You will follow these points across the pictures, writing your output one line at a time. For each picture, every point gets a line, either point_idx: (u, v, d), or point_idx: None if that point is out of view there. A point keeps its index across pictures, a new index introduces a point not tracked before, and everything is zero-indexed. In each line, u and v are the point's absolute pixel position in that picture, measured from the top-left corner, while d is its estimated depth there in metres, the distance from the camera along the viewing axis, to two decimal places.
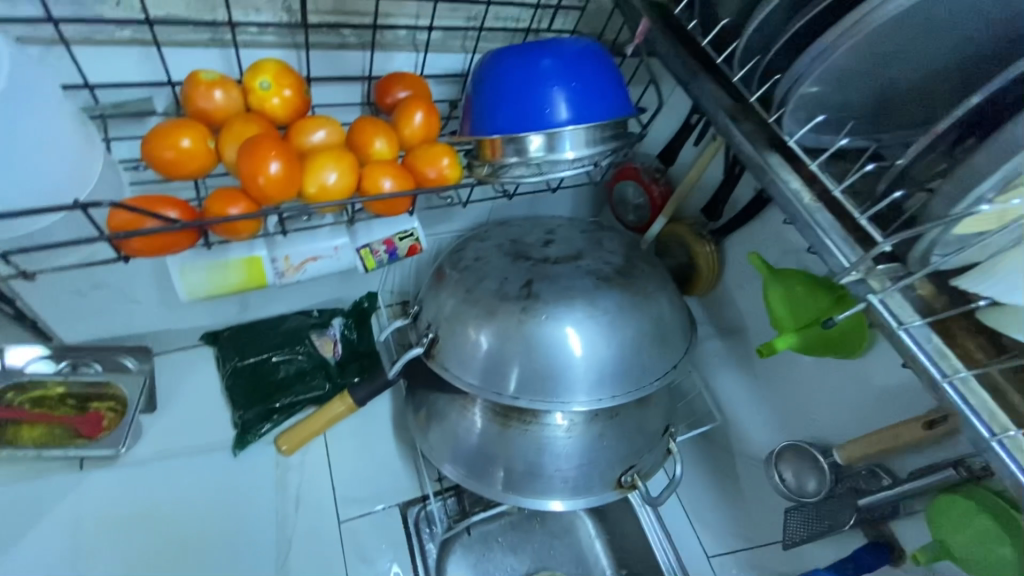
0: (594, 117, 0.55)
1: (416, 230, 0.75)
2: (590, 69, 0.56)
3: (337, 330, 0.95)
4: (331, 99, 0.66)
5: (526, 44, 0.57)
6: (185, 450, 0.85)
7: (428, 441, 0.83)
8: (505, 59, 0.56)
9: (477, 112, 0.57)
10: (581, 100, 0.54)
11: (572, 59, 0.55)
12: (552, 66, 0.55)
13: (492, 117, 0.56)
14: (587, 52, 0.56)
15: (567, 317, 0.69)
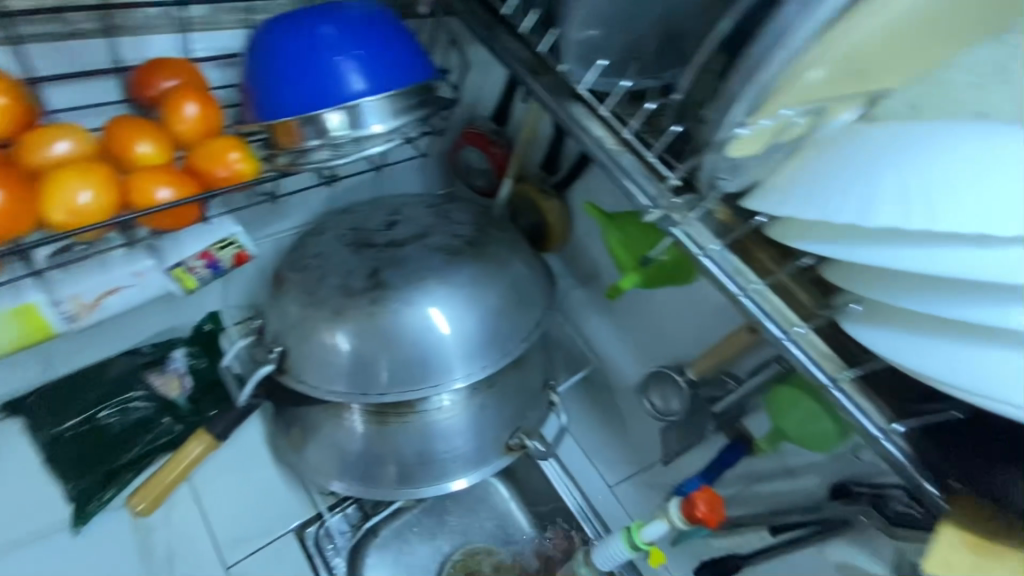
0: (391, 84, 0.50)
1: (237, 235, 0.67)
2: (379, 33, 0.51)
3: (180, 361, 0.83)
4: (78, 101, 0.54)
5: (300, 12, 0.50)
6: (10, 544, 0.72)
7: (308, 459, 0.77)
8: (278, 34, 0.49)
9: (261, 95, 0.50)
10: (373, 66, 0.49)
11: (354, 24, 0.50)
12: (333, 33, 0.49)
13: (278, 99, 0.49)
14: (373, 16, 0.52)
15: (423, 299, 0.66)
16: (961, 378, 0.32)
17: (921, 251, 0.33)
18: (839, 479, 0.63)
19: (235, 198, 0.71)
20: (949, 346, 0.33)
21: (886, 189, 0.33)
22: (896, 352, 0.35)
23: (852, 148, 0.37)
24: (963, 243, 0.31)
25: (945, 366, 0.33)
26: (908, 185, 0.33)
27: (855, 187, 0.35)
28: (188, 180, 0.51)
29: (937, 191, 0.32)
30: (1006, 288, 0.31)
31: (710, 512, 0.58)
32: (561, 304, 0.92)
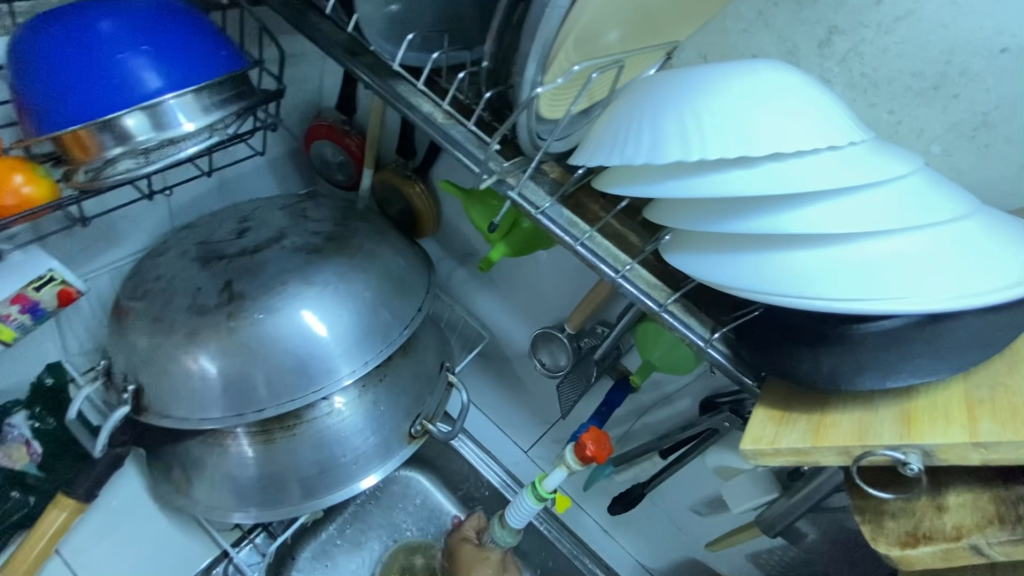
0: (195, 77, 0.46)
1: (56, 270, 0.60)
2: (170, 27, 0.47)
3: (22, 427, 0.72)
4: None
5: (70, 8, 0.45)
6: None
7: (196, 499, 0.71)
8: (43, 36, 0.44)
9: (37, 106, 0.44)
10: (169, 62, 0.46)
11: (140, 19, 0.46)
12: (114, 30, 0.45)
13: (57, 107, 0.44)
14: (162, 10, 0.48)
15: (289, 304, 0.63)
16: (751, 282, 0.36)
17: (703, 178, 0.36)
18: (705, 395, 0.70)
19: (47, 230, 0.63)
20: (740, 257, 0.37)
21: (669, 130, 0.37)
22: (700, 271, 0.39)
23: (639, 101, 0.41)
24: (731, 167, 0.36)
25: (738, 275, 0.37)
26: (683, 122, 0.37)
27: (644, 131, 0.38)
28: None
29: (707, 125, 0.36)
30: (773, 199, 0.36)
31: (598, 449, 0.62)
32: (446, 286, 0.92)
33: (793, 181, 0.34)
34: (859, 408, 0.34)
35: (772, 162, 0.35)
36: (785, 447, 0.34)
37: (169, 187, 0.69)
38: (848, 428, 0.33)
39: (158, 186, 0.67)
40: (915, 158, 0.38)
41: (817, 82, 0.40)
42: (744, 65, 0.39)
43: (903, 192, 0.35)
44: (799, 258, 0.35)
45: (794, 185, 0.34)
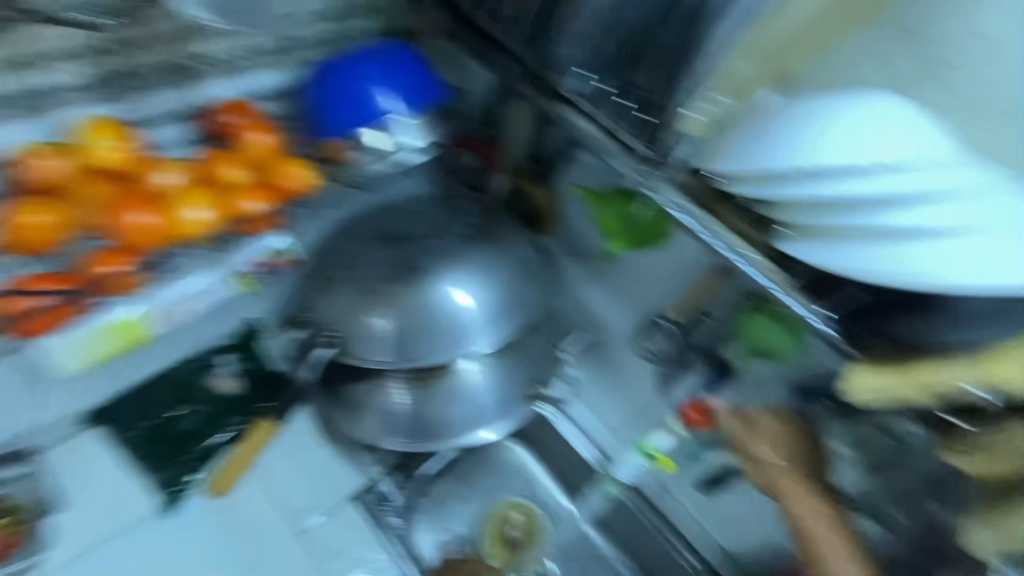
0: (422, 103, 0.79)
1: (290, 246, 0.81)
2: (406, 66, 0.78)
3: (231, 364, 0.95)
4: (170, 140, 0.78)
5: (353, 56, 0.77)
6: (114, 531, 0.83)
7: (360, 429, 0.88)
8: (342, 75, 0.77)
9: (336, 119, 0.77)
10: (409, 92, 0.78)
11: (391, 61, 0.77)
12: (377, 70, 0.77)
13: (347, 120, 0.77)
14: (398, 53, 0.78)
15: (446, 280, 0.79)
16: (855, 263, 0.47)
17: (821, 184, 0.48)
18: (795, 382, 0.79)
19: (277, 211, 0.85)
20: (848, 246, 0.48)
21: (794, 147, 0.48)
22: (813, 257, 0.50)
23: (774, 123, 0.51)
24: (845, 175, 0.46)
25: (843, 260, 0.48)
26: (806, 137, 0.48)
27: (773, 147, 0.50)
28: (270, 189, 0.78)
29: (827, 142, 0.47)
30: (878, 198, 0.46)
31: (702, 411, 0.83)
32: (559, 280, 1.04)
33: (895, 187, 0.45)
34: (937, 358, 0.49)
35: (880, 171, 0.45)
36: (886, 388, 0.51)
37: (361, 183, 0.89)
38: (930, 376, 0.49)
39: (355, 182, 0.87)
40: (1005, 171, 0.46)
41: (917, 105, 0.49)
42: (861, 94, 0.49)
43: (987, 197, 0.45)
44: (897, 247, 0.46)
45: (895, 189, 0.45)
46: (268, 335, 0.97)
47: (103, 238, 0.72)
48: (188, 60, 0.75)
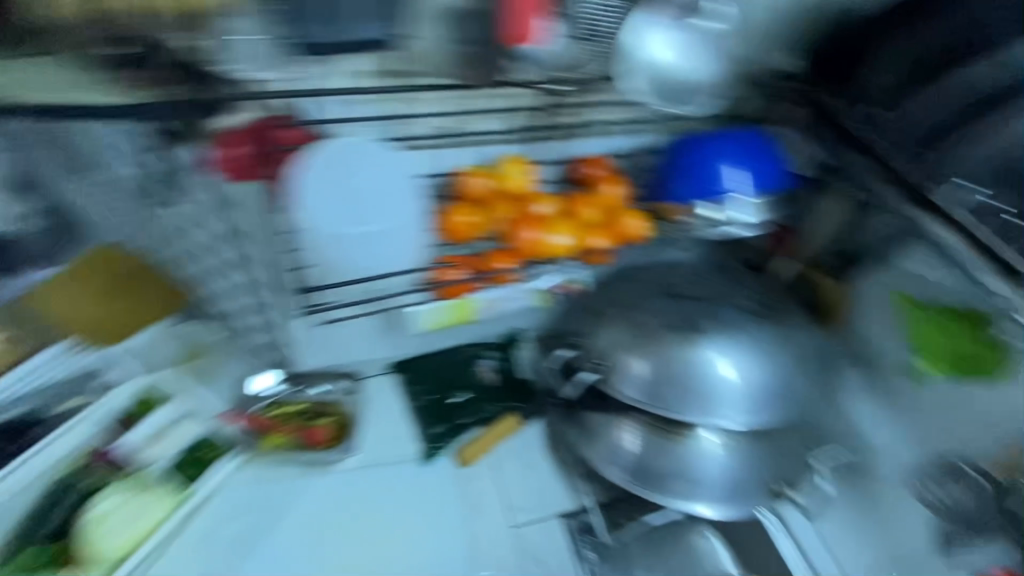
0: (767, 187, 0.88)
1: (585, 276, 0.98)
2: (763, 155, 0.88)
3: (489, 361, 1.12)
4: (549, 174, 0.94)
5: (715, 137, 0.89)
6: (385, 461, 1.00)
7: (589, 455, 0.91)
8: (704, 151, 0.88)
9: (681, 188, 0.89)
10: (759, 177, 0.87)
11: (749, 149, 0.87)
12: (736, 155, 0.87)
13: (692, 191, 0.88)
14: (758, 142, 0.88)
15: (709, 343, 0.83)
16: None
17: None
18: None
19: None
20: None
21: None
22: None
23: None
24: None
25: None
26: None
27: None
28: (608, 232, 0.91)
29: None
30: None
31: None
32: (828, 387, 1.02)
33: None
34: None
35: None
36: None
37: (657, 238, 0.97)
38: None
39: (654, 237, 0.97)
40: None
41: None
42: None
43: None
44: None
45: None
46: (528, 347, 1.14)
47: (497, 242, 0.93)
48: (576, 121, 0.91)
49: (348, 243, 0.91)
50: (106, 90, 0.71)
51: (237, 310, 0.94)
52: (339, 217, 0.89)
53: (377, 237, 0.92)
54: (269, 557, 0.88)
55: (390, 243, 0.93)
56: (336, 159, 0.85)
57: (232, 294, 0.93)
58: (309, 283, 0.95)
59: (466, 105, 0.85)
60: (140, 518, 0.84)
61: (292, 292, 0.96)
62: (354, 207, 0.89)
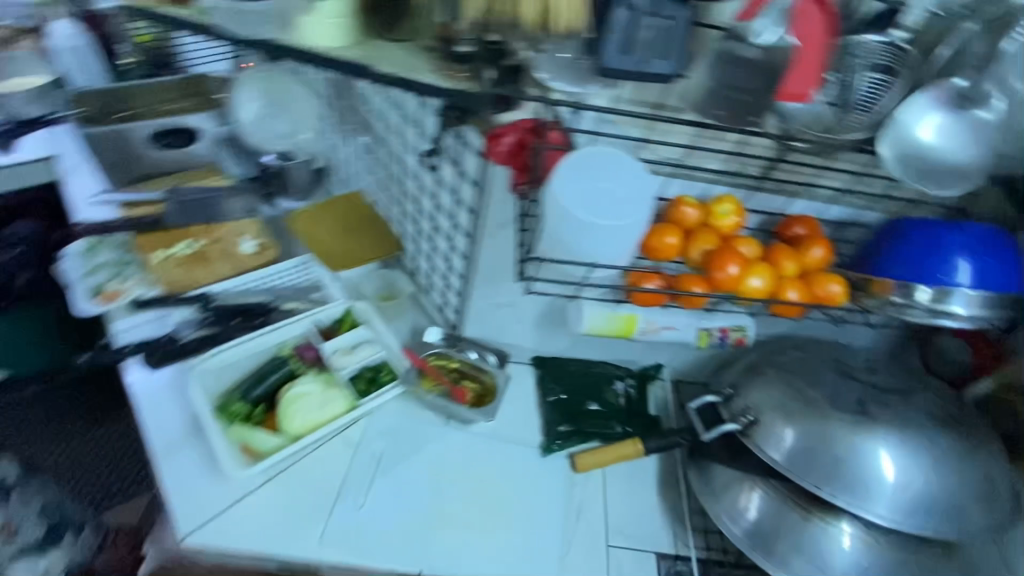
0: (995, 284, 0.72)
1: (748, 326, 0.94)
2: (996, 249, 0.73)
3: (623, 385, 1.17)
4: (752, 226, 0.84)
5: (935, 220, 0.76)
6: (511, 440, 1.09)
7: (714, 506, 0.90)
8: (917, 228, 0.76)
9: (883, 261, 0.77)
10: (982, 270, 0.71)
11: (979, 239, 0.73)
12: (963, 240, 0.72)
13: (895, 268, 0.75)
14: (992, 236, 0.73)
15: (880, 437, 0.79)
16: None
17: None
18: None
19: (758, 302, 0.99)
20: None
21: None
22: None
23: None
24: None
25: None
26: None
27: None
28: (802, 288, 0.73)
29: None
30: None
31: None
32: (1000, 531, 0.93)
33: None
34: None
35: None
36: None
37: (841, 315, 0.94)
38: None
39: (839, 314, 0.94)
40: None
41: None
42: None
43: None
44: None
45: None
46: (660, 385, 1.20)
47: (687, 267, 0.75)
48: (800, 184, 0.80)
49: (559, 229, 0.61)
50: (435, 71, 0.67)
51: (437, 270, 1.13)
52: (584, 201, 0.59)
53: (617, 232, 0.60)
54: (401, 484, 1.01)
55: (602, 248, 0.62)
56: (598, 153, 0.60)
57: (437, 257, 1.11)
58: (480, 266, 1.01)
59: (712, 135, 0.74)
60: (325, 412, 1.00)
61: (471, 275, 1.04)
62: (591, 191, 0.60)
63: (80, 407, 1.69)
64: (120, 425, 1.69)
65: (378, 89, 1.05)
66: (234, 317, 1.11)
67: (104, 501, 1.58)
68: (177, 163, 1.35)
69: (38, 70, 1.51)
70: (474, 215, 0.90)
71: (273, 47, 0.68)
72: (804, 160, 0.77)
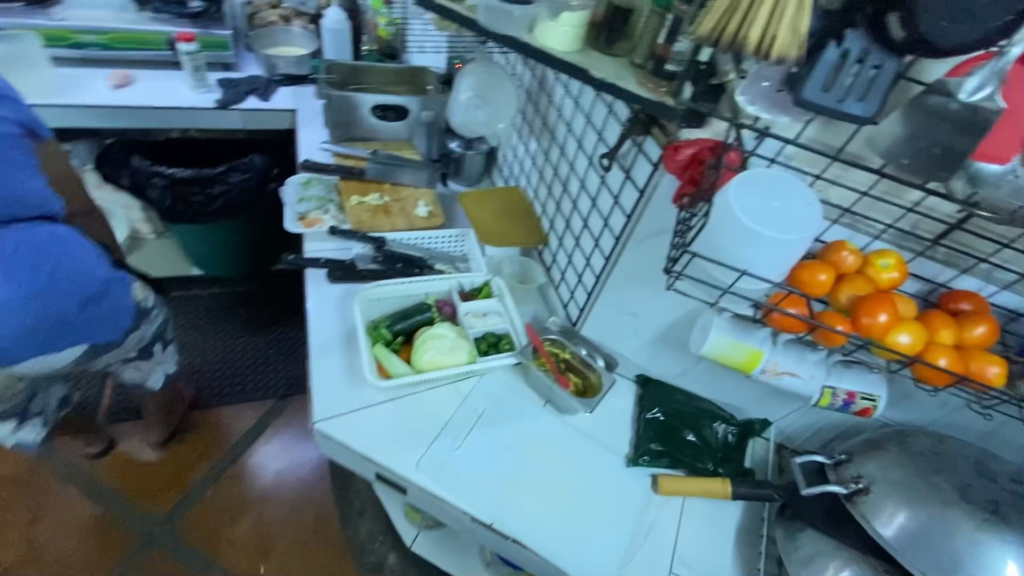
0: None
1: (879, 398, 0.92)
2: None
3: (723, 429, 1.13)
4: (907, 289, 0.83)
5: None
6: (600, 440, 1.14)
7: (799, 568, 0.87)
8: None
9: None
10: None
11: None
12: None
13: None
14: None
15: (1010, 547, 0.74)
16: None
17: None
18: None
19: (898, 378, 0.95)
20: None
21: None
22: None
23: None
24: None
25: None
26: None
27: None
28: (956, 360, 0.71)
29: None
30: None
31: None
32: None
33: None
34: None
35: None
36: None
37: (994, 414, 0.86)
38: None
39: (991, 412, 0.87)
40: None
41: None
42: None
43: None
44: None
45: None
46: (762, 442, 1.17)
47: (830, 309, 0.76)
48: (973, 256, 0.78)
49: (724, 230, 0.67)
50: (636, 80, 0.78)
51: (573, 266, 1.23)
52: (755, 210, 0.65)
53: (781, 245, 0.65)
54: (494, 444, 1.10)
55: (760, 256, 0.67)
56: (775, 176, 0.67)
57: (577, 253, 1.21)
58: (613, 272, 1.07)
59: (888, 190, 0.76)
60: (449, 358, 1.14)
61: (602, 276, 1.11)
62: (762, 204, 0.66)
63: (241, 314, 2.22)
64: (263, 336, 2.19)
65: (566, 96, 1.19)
66: (398, 263, 1.31)
67: (236, 393, 2.04)
68: (384, 134, 1.63)
69: (303, 46, 1.94)
70: (628, 219, 0.99)
71: (511, 41, 0.84)
72: (984, 232, 0.75)
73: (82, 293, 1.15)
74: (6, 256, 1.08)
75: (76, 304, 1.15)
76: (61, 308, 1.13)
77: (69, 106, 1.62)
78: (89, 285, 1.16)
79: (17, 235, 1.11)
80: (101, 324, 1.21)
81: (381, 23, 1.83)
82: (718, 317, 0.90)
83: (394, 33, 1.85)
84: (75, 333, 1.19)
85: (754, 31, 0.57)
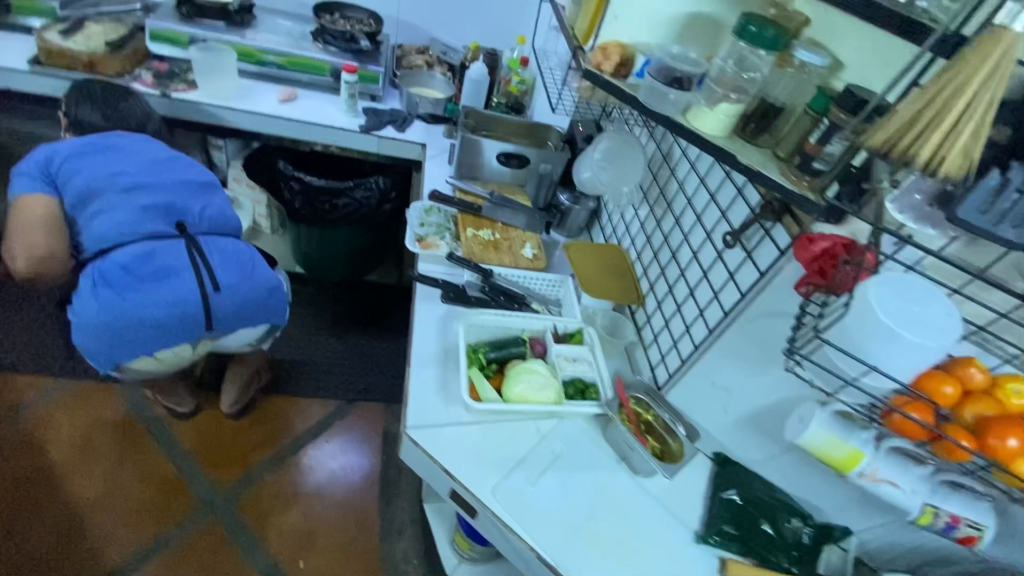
0: None
1: (986, 528, 0.87)
2: None
3: (802, 528, 1.09)
4: None
5: None
6: (670, 509, 1.13)
7: None
8: None
9: None
10: None
11: None
12: None
13: None
14: None
15: None
16: None
17: None
18: None
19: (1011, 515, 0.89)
20: None
21: None
22: None
23: None
24: None
25: None
26: None
27: None
28: None
29: None
30: None
31: None
32: None
33: None
34: None
35: None
36: None
37: None
38: None
39: None
40: None
41: None
42: None
43: None
44: None
45: None
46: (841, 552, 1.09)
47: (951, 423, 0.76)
48: None
49: (860, 323, 0.70)
50: (780, 173, 0.84)
51: (669, 331, 1.27)
52: (894, 309, 0.68)
53: (921, 349, 0.67)
54: (567, 488, 1.12)
55: (893, 355, 0.69)
56: (912, 283, 0.71)
57: (676, 321, 1.25)
58: (713, 346, 1.10)
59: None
60: (537, 394, 1.18)
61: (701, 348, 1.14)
62: (900, 306, 0.69)
63: (329, 316, 2.38)
64: (346, 340, 2.33)
65: (691, 172, 1.27)
66: (501, 296, 1.41)
67: (313, 388, 2.16)
68: (503, 179, 1.77)
69: (441, 90, 2.17)
70: (741, 298, 1.03)
71: (666, 120, 0.93)
72: None
73: (270, 284, 1.45)
74: (227, 253, 1.39)
75: (265, 292, 1.44)
76: (255, 293, 1.42)
77: (244, 111, 1.89)
78: (273, 280, 1.46)
79: (234, 244, 1.42)
80: (269, 312, 1.49)
81: (514, 81, 2.01)
82: (820, 410, 0.90)
83: (522, 90, 2.02)
84: (252, 317, 1.45)
85: (924, 151, 0.63)
